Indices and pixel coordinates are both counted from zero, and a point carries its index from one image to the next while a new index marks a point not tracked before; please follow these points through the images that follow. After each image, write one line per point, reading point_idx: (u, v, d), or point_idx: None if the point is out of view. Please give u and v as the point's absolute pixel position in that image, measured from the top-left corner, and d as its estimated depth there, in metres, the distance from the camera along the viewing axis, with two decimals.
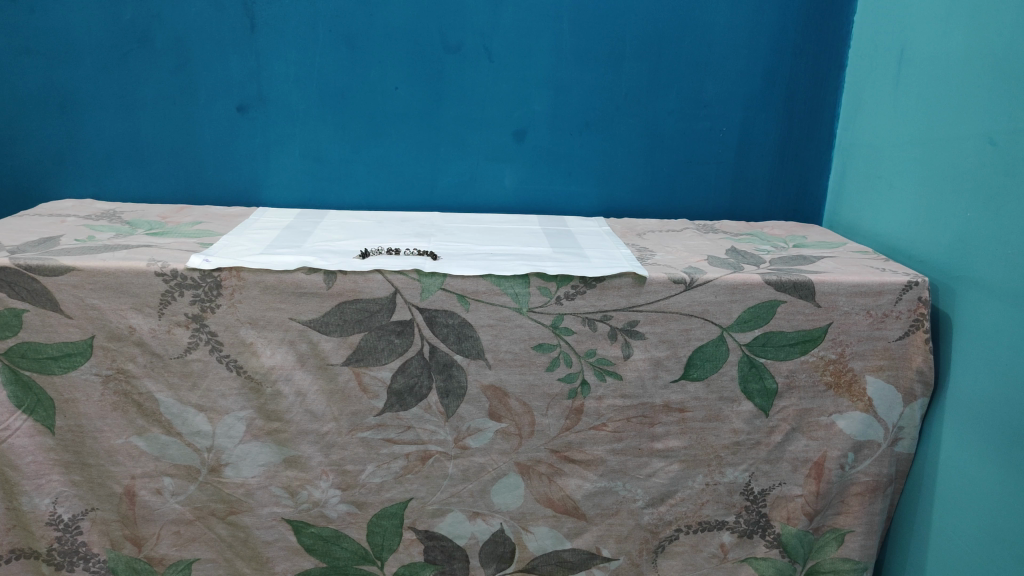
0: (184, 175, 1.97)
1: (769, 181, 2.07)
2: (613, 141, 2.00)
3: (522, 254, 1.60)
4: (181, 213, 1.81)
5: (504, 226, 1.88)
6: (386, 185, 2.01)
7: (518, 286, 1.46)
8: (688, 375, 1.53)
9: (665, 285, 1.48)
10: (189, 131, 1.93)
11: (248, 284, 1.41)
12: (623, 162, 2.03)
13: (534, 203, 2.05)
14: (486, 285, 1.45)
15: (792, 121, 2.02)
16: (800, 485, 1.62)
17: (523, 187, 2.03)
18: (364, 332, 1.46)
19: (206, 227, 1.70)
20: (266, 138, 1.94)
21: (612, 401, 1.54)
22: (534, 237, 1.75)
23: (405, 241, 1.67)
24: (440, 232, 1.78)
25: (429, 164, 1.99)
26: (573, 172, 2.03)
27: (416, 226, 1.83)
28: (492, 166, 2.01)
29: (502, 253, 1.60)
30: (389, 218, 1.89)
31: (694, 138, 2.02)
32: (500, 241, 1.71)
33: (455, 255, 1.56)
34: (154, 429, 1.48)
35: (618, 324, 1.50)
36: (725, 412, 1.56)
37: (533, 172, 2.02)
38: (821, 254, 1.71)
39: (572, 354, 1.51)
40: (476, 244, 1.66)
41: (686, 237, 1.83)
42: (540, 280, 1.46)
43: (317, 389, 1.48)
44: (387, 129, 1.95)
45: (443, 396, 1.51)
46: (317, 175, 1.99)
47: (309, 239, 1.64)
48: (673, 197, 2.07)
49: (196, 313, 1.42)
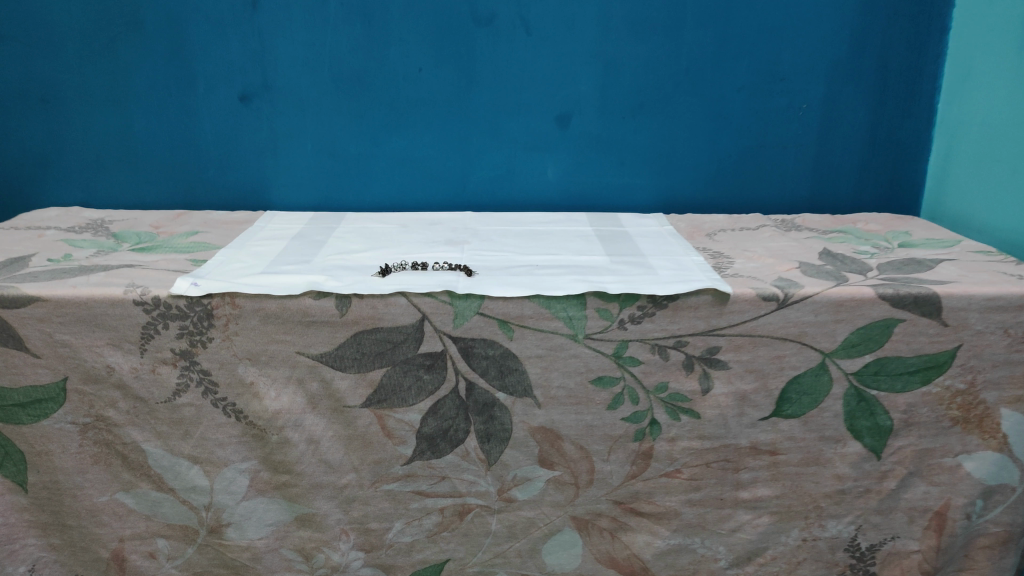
0: (183, 177, 1.73)
1: (857, 166, 1.76)
2: (674, 124, 1.71)
3: (574, 265, 1.32)
4: (177, 222, 1.57)
5: (549, 227, 1.60)
6: (411, 182, 1.74)
7: (572, 308, 1.19)
8: (781, 412, 1.26)
9: (754, 303, 1.20)
10: (185, 126, 1.68)
11: (245, 313, 1.16)
12: (686, 150, 1.73)
13: (582, 199, 1.77)
14: (533, 308, 1.19)
15: (886, 95, 1.70)
16: (917, 539, 1.35)
17: (569, 181, 1.75)
18: (387, 367, 1.20)
19: (203, 238, 1.45)
20: (273, 132, 1.69)
21: (688, 444, 1.27)
22: (585, 242, 1.47)
23: (433, 251, 1.41)
24: (474, 237, 1.51)
25: (461, 158, 1.72)
26: (628, 162, 1.74)
27: (446, 229, 1.56)
28: (532, 158, 1.73)
29: (550, 264, 1.33)
30: (415, 220, 1.61)
31: (769, 118, 1.71)
32: (546, 247, 1.44)
33: (493, 270, 1.30)
34: (143, 484, 1.25)
35: (695, 352, 1.22)
36: (827, 455, 1.29)
37: (581, 164, 1.74)
38: (935, 256, 1.41)
39: (639, 389, 1.24)
40: (517, 253, 1.39)
41: (766, 237, 1.54)
42: (598, 300, 1.19)
43: (333, 435, 1.23)
44: (411, 119, 1.69)
45: (483, 440, 1.25)
46: (332, 173, 1.73)
47: (320, 251, 1.38)
48: (743, 188, 1.77)
49: (185, 349, 1.18)
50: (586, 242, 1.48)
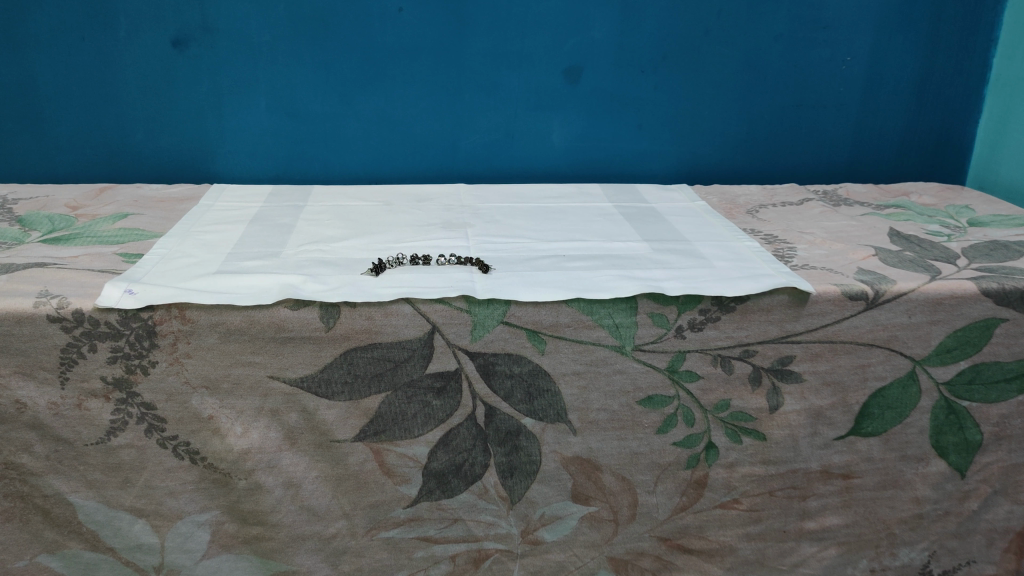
0: (105, 143, 1.40)
1: (900, 129, 1.55)
2: (699, 80, 1.46)
3: (610, 256, 1.08)
4: (103, 199, 1.25)
5: (560, 203, 1.34)
6: (391, 149, 1.46)
7: (618, 313, 0.95)
8: (859, 430, 1.06)
9: (838, 303, 0.98)
10: (107, 80, 1.35)
11: (200, 329, 0.89)
12: (712, 110, 1.49)
13: (590, 166, 1.52)
14: (571, 314, 0.94)
15: (938, 46, 1.48)
16: (995, 563, 1.18)
17: (577, 146, 1.50)
18: (386, 392, 0.95)
19: (136, 221, 1.15)
20: (218, 86, 1.37)
21: (750, 470, 1.05)
22: (611, 223, 1.22)
23: (430, 238, 1.14)
24: (473, 215, 1.24)
25: (450, 120, 1.45)
26: (645, 124, 1.49)
27: (438, 206, 1.28)
28: (535, 120, 1.46)
29: (578, 254, 1.08)
30: (400, 196, 1.33)
31: (807, 73, 1.48)
32: (568, 231, 1.18)
33: (512, 264, 1.04)
34: (72, 545, 0.97)
35: (763, 363, 1.00)
36: (906, 476, 1.10)
37: (591, 127, 1.48)
38: (1016, 236, 1.22)
39: (696, 408, 1.01)
40: (535, 240, 1.13)
41: (816, 214, 1.32)
42: (652, 304, 0.96)
43: (317, 477, 0.97)
44: (390, 71, 1.39)
45: (506, 475, 1.01)
46: (293, 137, 1.43)
47: (289, 240, 1.10)
48: (774, 153, 1.55)
49: (120, 377, 0.90)
50: (613, 223, 1.23)
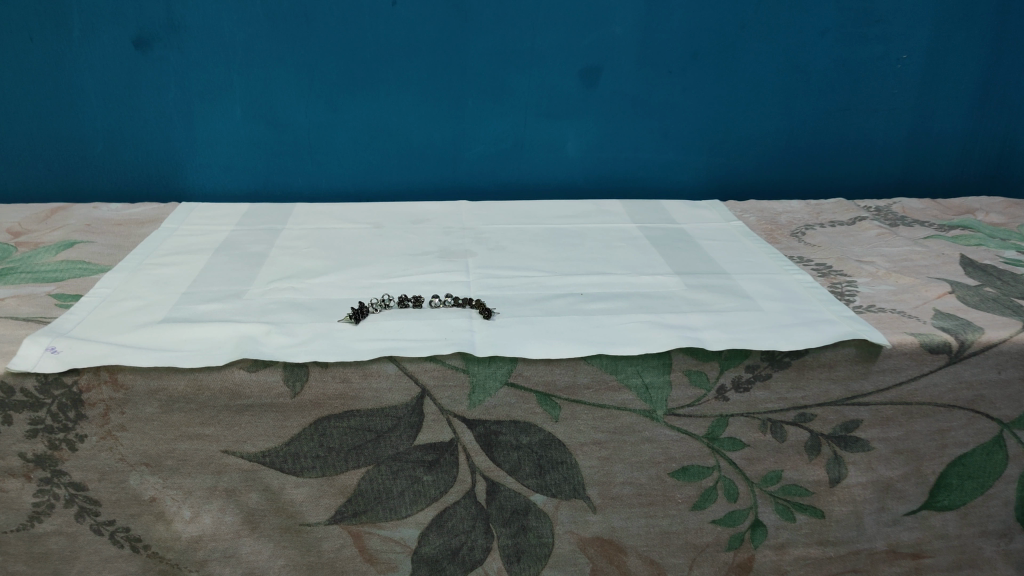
0: (60, 157, 1.24)
1: (960, 135, 1.37)
2: (734, 81, 1.29)
3: (637, 295, 0.90)
4: (50, 222, 1.10)
5: (574, 224, 1.17)
6: (384, 162, 1.29)
7: (649, 372, 0.78)
8: (933, 504, 0.89)
9: (915, 357, 0.81)
10: (60, 86, 1.19)
11: (136, 396, 0.73)
12: (748, 116, 1.32)
13: (609, 180, 1.35)
14: (591, 373, 0.78)
15: (1006, 41, 1.30)
16: None
17: (593, 157, 1.32)
18: (366, 468, 0.78)
19: (83, 250, 0.99)
20: (186, 91, 1.20)
21: (803, 551, 0.88)
22: (636, 250, 1.05)
23: (424, 269, 0.97)
24: (475, 241, 1.07)
25: (452, 129, 1.28)
26: (672, 131, 1.32)
27: (434, 229, 1.11)
28: (549, 129, 1.29)
29: (599, 291, 0.92)
30: (392, 216, 1.17)
31: (857, 72, 1.30)
32: (586, 261, 1.01)
33: (519, 306, 0.87)
34: None
35: (822, 427, 0.83)
36: (986, 554, 0.93)
37: (612, 137, 1.31)
38: None
39: (741, 481, 0.84)
40: (547, 273, 0.96)
41: (871, 237, 1.14)
42: (689, 360, 0.79)
43: (285, 565, 0.81)
44: (383, 74, 1.22)
45: (511, 561, 0.84)
46: (273, 149, 1.26)
47: (257, 275, 0.94)
48: (815, 164, 1.37)
49: (41, 454, 0.74)
50: (638, 250, 1.05)
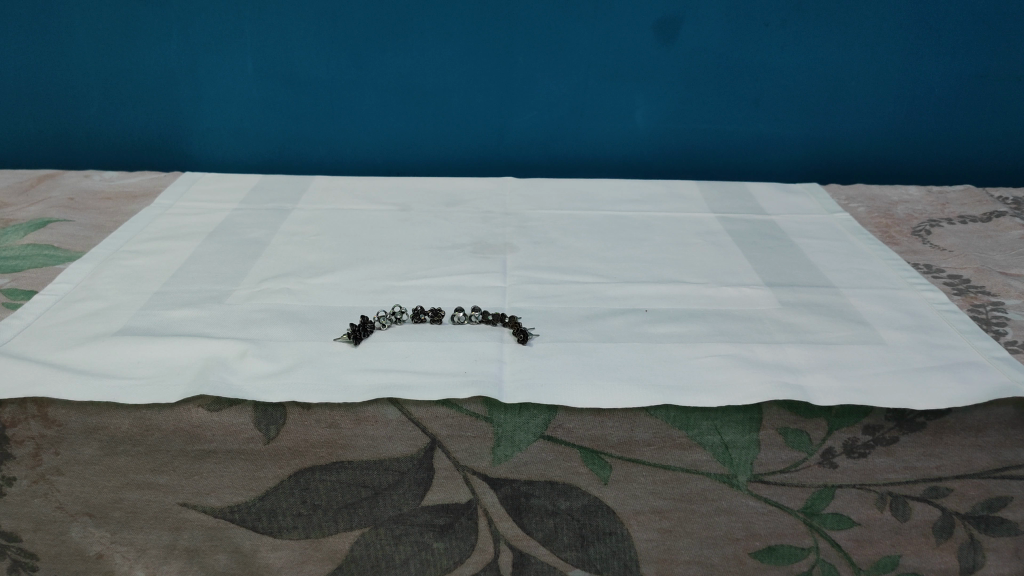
0: (54, 117, 1.09)
1: None
2: (844, 39, 1.05)
3: (716, 315, 0.71)
4: (31, 194, 0.95)
5: (640, 211, 0.96)
6: (418, 129, 1.11)
7: (731, 429, 0.59)
8: None
9: None
10: (49, 36, 1.03)
11: (72, 435, 0.58)
12: (857, 82, 1.08)
13: (682, 155, 1.14)
14: (652, 428, 0.59)
15: None
16: None
17: (665, 128, 1.11)
18: (361, 531, 0.61)
19: (55, 232, 0.85)
20: (189, 42, 1.03)
21: None
22: (715, 251, 0.85)
23: (451, 268, 0.79)
24: (517, 231, 0.88)
25: (499, 92, 1.08)
26: (763, 99, 1.09)
27: (469, 214, 0.93)
28: (613, 93, 1.08)
29: (667, 306, 0.72)
30: (422, 196, 0.99)
31: (1000, 28, 1.05)
32: (651, 263, 0.81)
33: (564, 325, 0.68)
34: None
35: (958, 505, 0.63)
36: None
37: (688, 104, 1.10)
38: None
39: (845, 568, 0.64)
40: (603, 278, 0.77)
41: (1015, 238, 0.90)
42: (786, 416, 0.59)
43: None
44: (418, 24, 1.03)
45: None
46: (291, 113, 1.09)
47: (249, 270, 0.77)
48: (937, 141, 1.13)
49: None
50: (717, 250, 0.85)
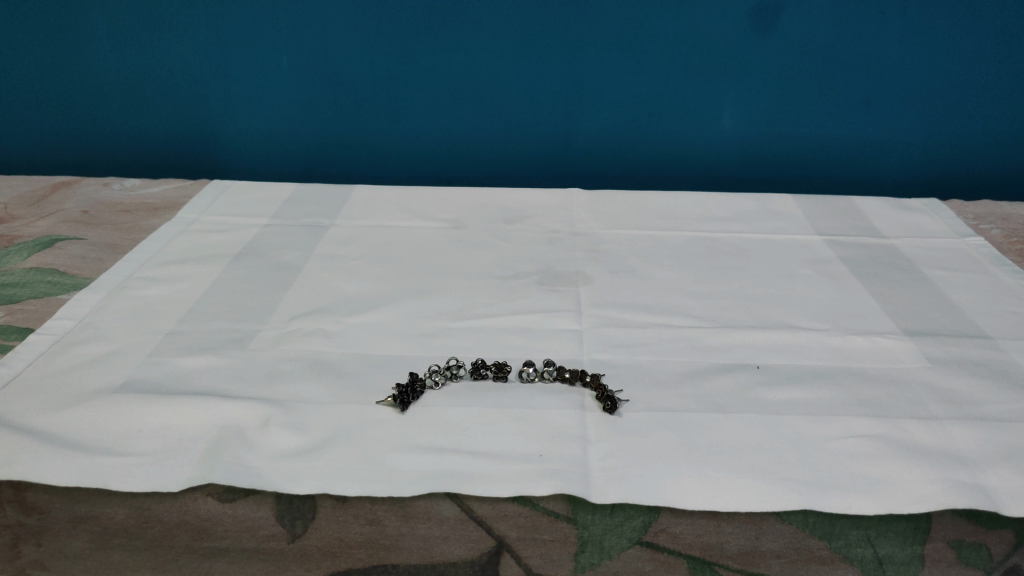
0: (72, 118, 0.99)
1: None
2: (973, 29, 0.90)
3: (847, 377, 0.57)
4: (42, 206, 0.85)
5: (730, 231, 0.82)
6: (472, 133, 0.98)
7: (886, 540, 0.45)
8: None
9: None
10: (65, 29, 0.93)
11: (56, 525, 0.47)
12: (985, 80, 0.93)
13: (772, 165, 0.99)
14: (784, 538, 0.45)
15: None
16: None
17: (753, 133, 0.97)
18: None
19: (63, 254, 0.74)
20: (219, 34, 0.92)
21: None
22: (829, 285, 0.70)
23: (515, 304, 0.66)
24: (590, 257, 0.75)
25: (566, 90, 0.95)
26: (871, 100, 0.94)
27: (532, 234, 0.80)
28: (697, 93, 0.94)
29: (783, 362, 0.58)
30: (478, 210, 0.86)
31: None
32: (755, 301, 0.67)
33: (659, 387, 0.55)
34: None
35: None
36: None
37: (784, 106, 0.95)
38: None
39: None
40: (699, 321, 0.64)
41: None
42: (959, 522, 0.46)
43: None
44: (475, 15, 0.90)
45: None
46: (332, 115, 0.97)
47: (278, 305, 0.66)
48: None
49: None
50: (832, 283, 0.70)
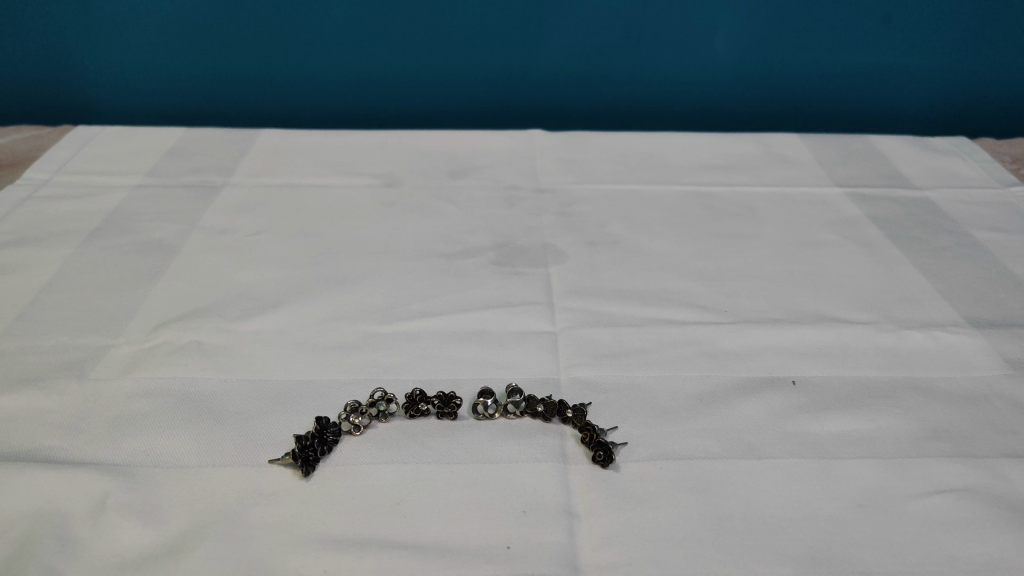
0: None
1: None
2: None
3: (912, 394, 0.42)
4: None
5: (731, 183, 0.66)
6: (409, 62, 0.80)
7: None
8: None
9: None
10: None
11: None
12: None
13: (770, 97, 0.83)
14: None
15: None
16: None
17: (749, 60, 0.80)
18: None
19: None
20: None
21: None
22: (863, 257, 0.55)
23: (465, 294, 0.50)
24: (560, 223, 0.59)
25: (523, 7, 0.76)
26: (890, 18, 0.78)
27: (485, 192, 0.63)
28: (684, 9, 0.77)
29: (826, 373, 0.44)
30: (418, 161, 0.68)
31: None
32: (775, 283, 0.52)
33: (666, 420, 0.40)
34: None
35: None
36: None
37: (788, 25, 0.78)
38: None
39: None
40: (708, 315, 0.48)
41: None
42: None
43: None
44: None
45: None
46: (230, 40, 0.78)
47: (142, 307, 0.48)
48: None
49: None
50: (867, 255, 0.56)
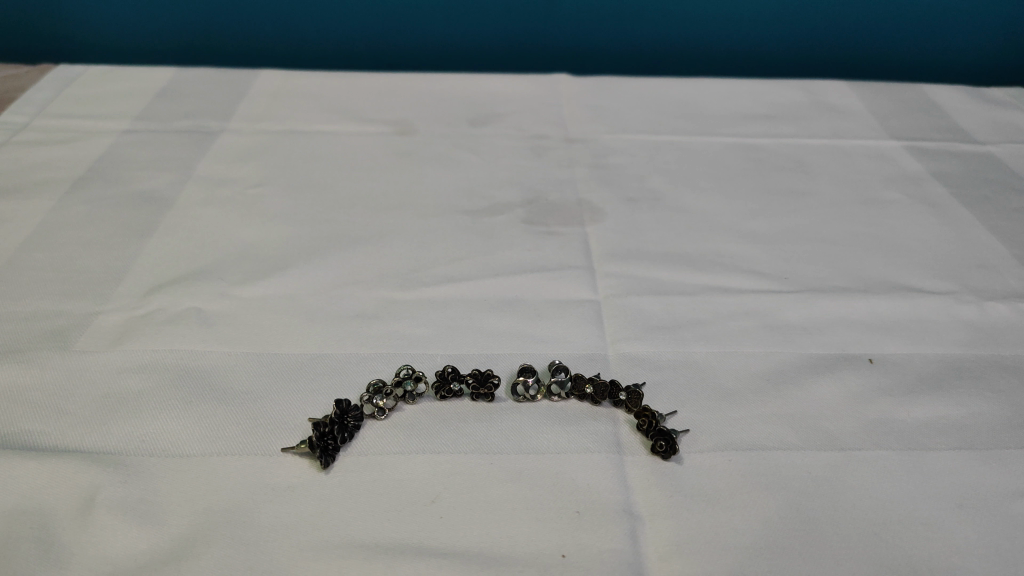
0: None
1: None
2: None
3: (1005, 375, 0.38)
4: None
5: (778, 134, 0.60)
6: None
7: None
8: None
9: None
10: None
11: None
12: None
13: (812, 40, 0.77)
14: None
15: None
16: None
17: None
18: None
19: None
20: None
21: None
22: (930, 218, 0.50)
23: (495, 256, 0.45)
24: (594, 177, 0.53)
25: None
26: None
27: (510, 142, 0.57)
28: None
29: (905, 350, 0.39)
30: (433, 106, 0.62)
31: None
32: (838, 247, 0.47)
33: (731, 405, 0.35)
34: None
35: None
36: None
37: None
38: None
39: None
40: (768, 282, 0.43)
41: None
42: None
43: None
44: None
45: None
46: None
47: (134, 268, 0.43)
48: None
49: None
50: (935, 216, 0.51)
